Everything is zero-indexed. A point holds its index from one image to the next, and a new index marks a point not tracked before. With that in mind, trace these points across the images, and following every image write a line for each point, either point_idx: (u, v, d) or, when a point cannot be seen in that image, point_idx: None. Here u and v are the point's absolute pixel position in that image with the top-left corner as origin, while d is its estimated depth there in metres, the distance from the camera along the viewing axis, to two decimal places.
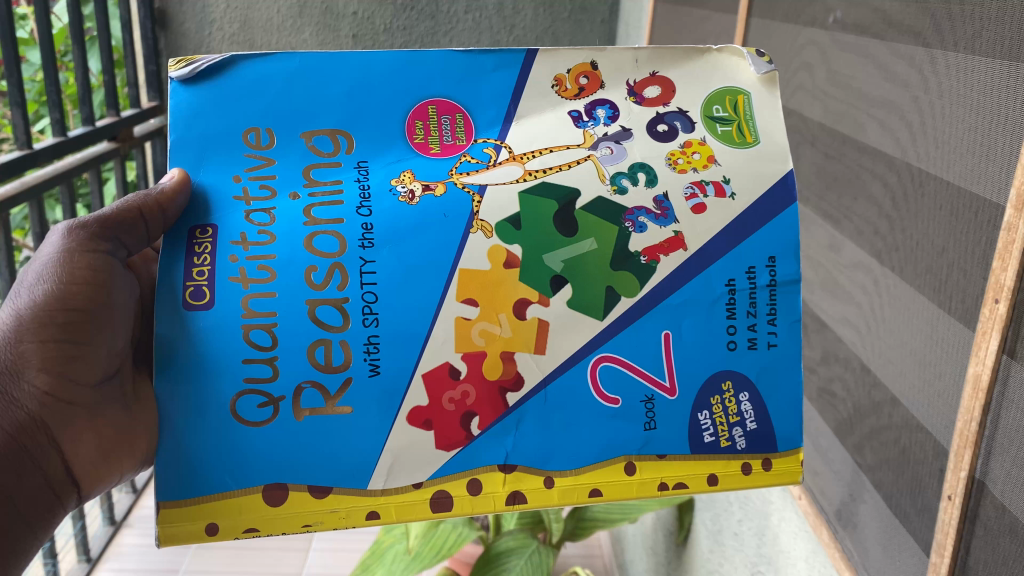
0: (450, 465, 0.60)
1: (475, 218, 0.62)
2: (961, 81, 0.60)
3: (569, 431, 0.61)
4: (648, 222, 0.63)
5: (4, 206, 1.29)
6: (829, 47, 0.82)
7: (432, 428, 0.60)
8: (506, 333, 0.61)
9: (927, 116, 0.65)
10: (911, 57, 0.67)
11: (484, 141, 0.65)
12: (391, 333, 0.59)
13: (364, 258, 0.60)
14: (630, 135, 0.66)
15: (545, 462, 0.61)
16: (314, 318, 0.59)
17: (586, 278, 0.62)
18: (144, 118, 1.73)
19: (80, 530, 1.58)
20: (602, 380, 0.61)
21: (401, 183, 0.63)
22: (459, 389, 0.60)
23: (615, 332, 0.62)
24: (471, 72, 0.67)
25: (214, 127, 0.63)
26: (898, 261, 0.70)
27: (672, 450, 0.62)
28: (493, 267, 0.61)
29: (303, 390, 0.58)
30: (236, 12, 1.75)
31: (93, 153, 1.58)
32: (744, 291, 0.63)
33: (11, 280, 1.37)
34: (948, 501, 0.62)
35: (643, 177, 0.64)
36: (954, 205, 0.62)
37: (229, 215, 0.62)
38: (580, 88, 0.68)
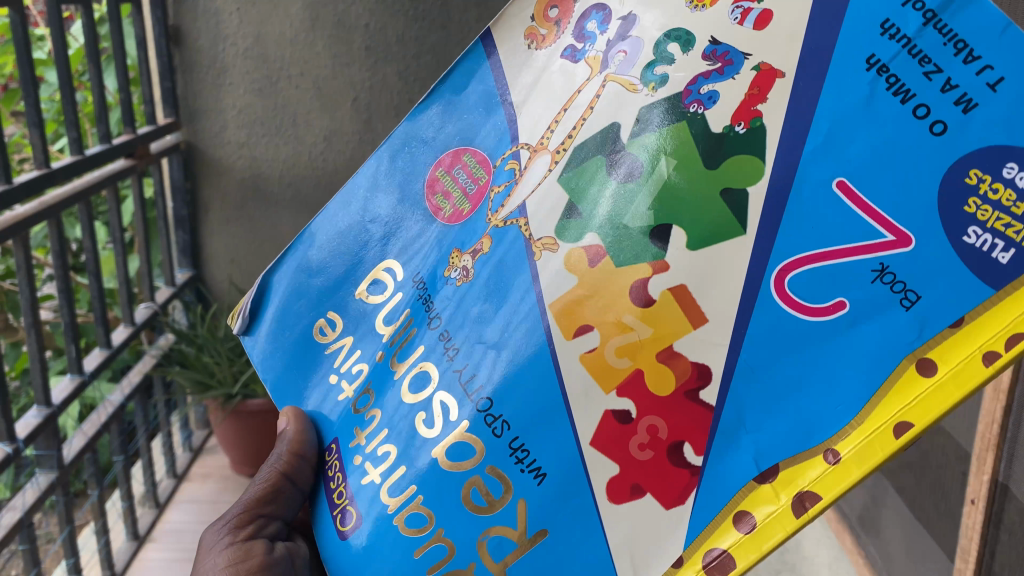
0: (698, 517, 0.51)
1: (534, 251, 0.60)
2: None
3: (800, 388, 0.49)
4: (716, 85, 0.54)
5: (22, 227, 1.30)
6: None
7: (646, 490, 0.53)
8: (649, 331, 0.54)
9: None
10: None
11: (502, 159, 0.66)
12: (521, 426, 0.57)
13: (456, 372, 0.61)
14: (633, 17, 0.60)
15: (809, 437, 0.48)
16: (446, 461, 0.59)
17: (695, 209, 0.53)
18: (160, 135, 1.75)
19: (102, 544, 1.60)
20: (792, 290, 0.50)
21: (453, 268, 0.65)
22: (643, 430, 0.54)
23: (776, 227, 0.50)
24: (454, 109, 0.71)
25: (291, 341, 0.73)
26: None
27: (961, 304, 0.45)
28: (579, 275, 0.57)
29: (487, 540, 0.56)
30: (249, 27, 1.73)
31: (110, 171, 1.59)
32: (900, 55, 0.47)
33: (32, 299, 1.38)
34: None
35: (675, 47, 0.56)
36: None
37: (342, 419, 0.68)
38: (557, 22, 0.66)
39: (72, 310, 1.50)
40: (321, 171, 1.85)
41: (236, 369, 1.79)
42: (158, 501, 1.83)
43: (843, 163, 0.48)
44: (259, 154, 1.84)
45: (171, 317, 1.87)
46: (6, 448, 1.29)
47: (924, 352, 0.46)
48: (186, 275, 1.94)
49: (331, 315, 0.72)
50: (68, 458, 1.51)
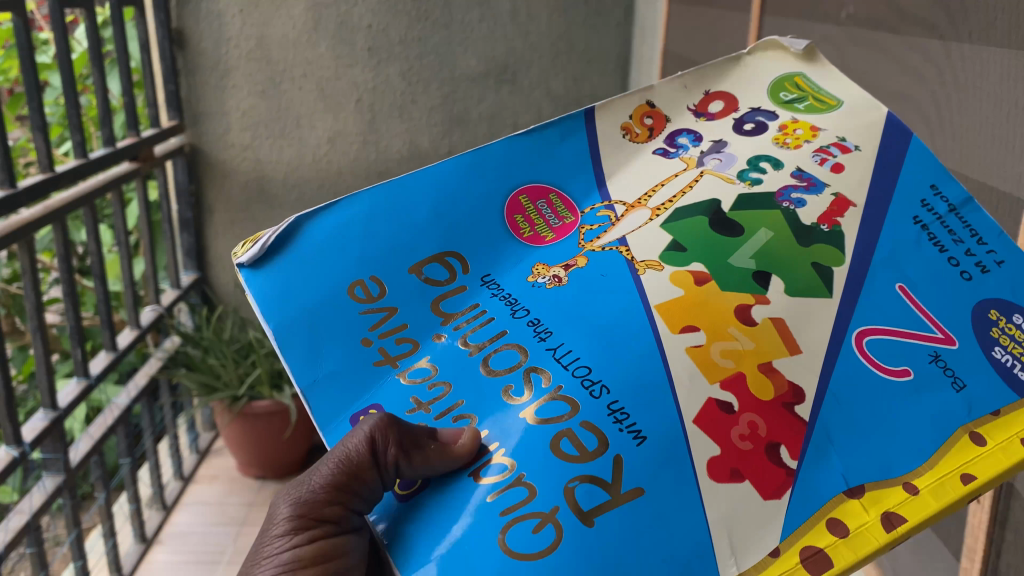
0: (792, 517, 0.37)
1: (634, 264, 0.48)
2: (978, 72, 0.57)
3: (881, 426, 0.39)
4: (804, 196, 0.49)
5: (27, 232, 1.30)
6: (843, 43, 0.80)
7: (745, 479, 0.39)
8: (732, 328, 0.43)
9: (945, 111, 0.62)
10: (927, 51, 0.64)
11: (592, 209, 0.53)
12: (630, 394, 0.41)
13: (555, 349, 0.44)
14: (725, 143, 0.54)
15: (888, 469, 0.38)
16: (536, 420, 0.41)
17: (789, 269, 0.46)
18: (165, 138, 1.74)
19: (110, 547, 1.60)
20: (872, 354, 0.42)
21: (539, 276, 0.49)
22: (743, 422, 0.40)
23: (853, 300, 0.44)
24: (540, 150, 0.56)
25: (312, 291, 0.50)
26: None
27: (1006, 403, 0.40)
28: (686, 291, 0.45)
29: (574, 489, 0.38)
30: (252, 29, 1.74)
31: (115, 174, 1.59)
32: (938, 221, 0.46)
33: (39, 303, 1.38)
34: (976, 505, 0.56)
35: (768, 164, 0.51)
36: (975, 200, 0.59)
37: (383, 389, 0.47)
38: (648, 130, 0.57)
39: (77, 314, 1.50)
40: (324, 172, 1.85)
41: (242, 371, 1.80)
42: (167, 503, 1.83)
43: (890, 271, 0.45)
44: (263, 156, 1.84)
45: (177, 319, 1.88)
46: (12, 452, 1.29)
47: (967, 428, 0.39)
48: (191, 277, 1.94)
49: (374, 276, 0.50)
50: (75, 462, 1.51)
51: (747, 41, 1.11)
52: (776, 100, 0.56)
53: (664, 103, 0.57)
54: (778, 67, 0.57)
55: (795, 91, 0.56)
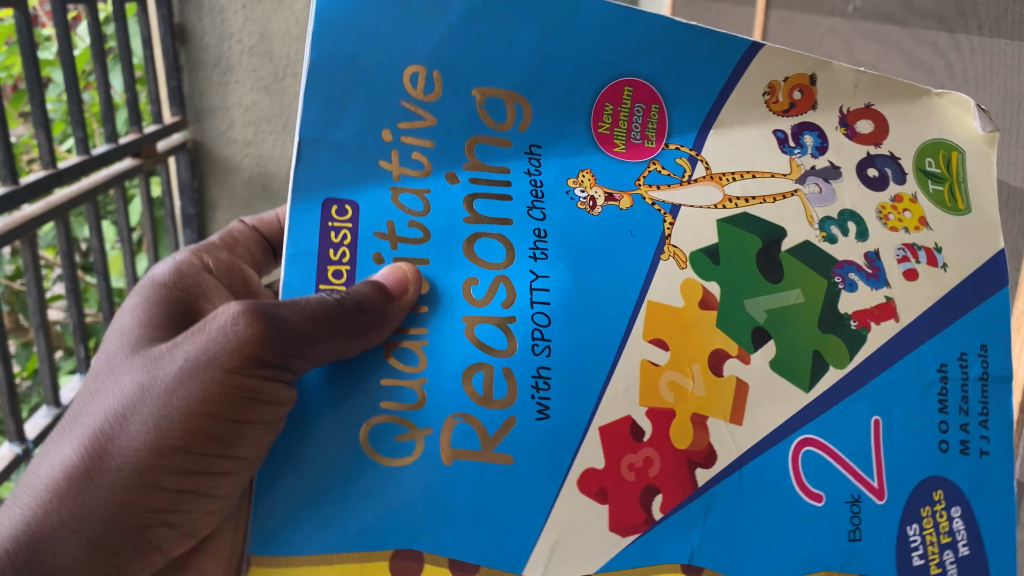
0: (623, 554, 0.54)
1: (665, 243, 0.60)
2: (989, 70, 0.60)
3: (764, 523, 0.55)
4: (858, 280, 0.61)
5: (29, 229, 1.30)
6: (849, 36, 0.79)
7: (607, 500, 0.55)
8: (697, 363, 0.58)
9: (956, 106, 0.62)
10: (935, 44, 0.66)
11: (676, 147, 0.62)
12: (562, 364, 0.56)
13: (534, 272, 0.58)
14: (839, 174, 0.63)
15: (735, 567, 0.55)
16: (473, 337, 0.57)
17: (790, 338, 0.59)
18: (167, 134, 1.74)
19: None
20: (803, 468, 0.56)
21: (579, 187, 0.60)
22: (641, 455, 0.56)
23: (818, 412, 0.57)
24: (684, 59, 0.62)
25: (383, 56, 0.58)
26: None
27: (876, 568, 0.55)
28: (686, 304, 0.58)
29: (455, 423, 0.55)
30: (254, 25, 1.73)
31: (118, 171, 1.59)
32: (955, 381, 0.59)
33: (41, 300, 1.38)
34: None
35: (852, 228, 0.62)
36: None
37: (376, 191, 0.58)
38: (790, 104, 0.63)
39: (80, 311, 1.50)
40: None
41: None
42: None
43: (872, 404, 0.58)
44: (265, 152, 1.82)
45: None
46: (15, 449, 1.30)
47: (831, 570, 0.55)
48: None
49: (435, 74, 0.59)
50: None
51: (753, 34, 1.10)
52: (920, 164, 0.64)
53: (825, 99, 0.64)
54: (950, 130, 0.64)
55: (941, 166, 0.63)
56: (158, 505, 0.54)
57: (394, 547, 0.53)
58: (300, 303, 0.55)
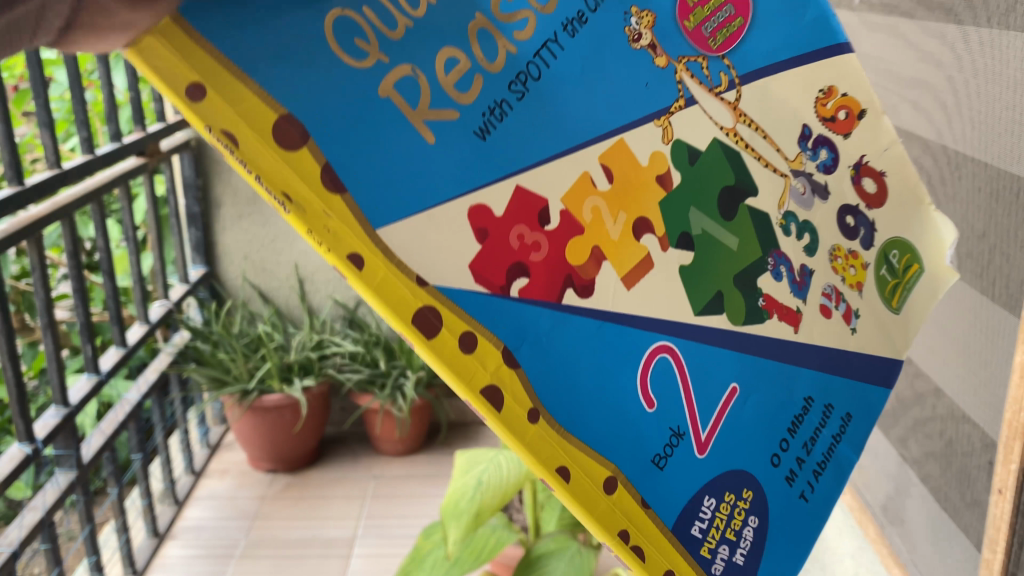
0: (460, 294, 0.32)
1: (666, 115, 0.39)
2: (996, 58, 0.57)
3: (599, 411, 0.35)
4: (785, 277, 0.43)
5: (35, 229, 1.30)
6: (858, 29, 0.79)
7: (483, 244, 0.34)
8: (626, 212, 0.37)
9: (963, 96, 0.61)
10: (943, 35, 0.63)
11: (728, 64, 0.42)
12: (511, 131, 0.35)
13: (557, 40, 0.36)
14: (825, 197, 0.46)
15: (552, 386, 0.34)
16: (469, 29, 0.35)
17: (703, 270, 0.40)
18: (171, 133, 1.75)
19: (123, 542, 1.61)
20: (651, 383, 0.37)
21: (640, 13, 0.39)
22: (534, 234, 0.35)
23: (711, 341, 0.39)
24: (787, 3, 0.44)
25: None
26: None
27: (657, 506, 0.36)
28: (645, 166, 0.38)
29: (401, 74, 0.33)
30: None
31: (122, 170, 1.59)
32: (812, 423, 0.43)
33: (48, 300, 1.38)
34: (998, 495, 0.55)
35: (807, 238, 0.45)
36: (993, 187, 0.57)
37: None
38: (832, 119, 0.46)
39: (86, 310, 1.50)
40: None
41: (252, 365, 1.81)
42: (178, 498, 1.85)
43: (743, 364, 0.40)
44: None
45: (187, 314, 1.89)
46: (25, 448, 1.30)
47: (611, 468, 0.35)
48: (200, 272, 1.95)
49: None
50: (87, 458, 1.51)
51: None
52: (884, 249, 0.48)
53: (858, 138, 0.48)
54: (920, 239, 0.50)
55: (899, 268, 0.49)
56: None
57: (338, 155, 0.31)
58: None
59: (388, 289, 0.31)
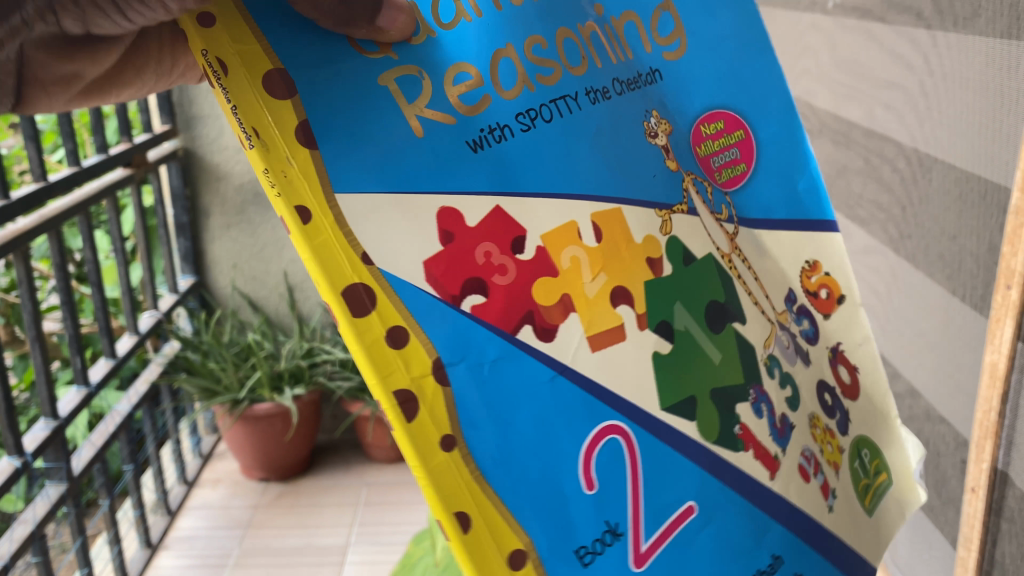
0: (407, 292, 0.34)
1: (666, 211, 0.44)
2: (962, 62, 0.57)
3: (522, 472, 0.35)
4: (766, 416, 0.44)
5: (21, 242, 1.30)
6: (833, 31, 0.79)
7: (444, 245, 0.35)
8: (605, 274, 0.40)
9: (932, 99, 0.62)
10: (914, 38, 0.64)
11: (727, 197, 0.48)
12: (514, 152, 0.38)
13: (579, 96, 0.41)
14: (806, 359, 0.49)
15: (482, 426, 0.34)
16: (492, 59, 0.39)
17: (684, 375, 0.41)
18: (157, 142, 1.75)
19: (116, 553, 1.61)
20: (596, 463, 0.37)
21: (654, 120, 0.45)
22: (497, 262, 0.37)
23: (671, 438, 0.39)
24: (787, 157, 0.51)
25: None
26: (910, 250, 0.66)
27: None
28: (639, 243, 0.42)
29: (418, 75, 0.37)
30: None
31: (109, 181, 1.59)
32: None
33: (36, 312, 1.38)
34: (971, 494, 0.55)
35: (789, 389, 0.46)
36: (962, 190, 0.58)
37: None
38: (813, 293, 0.51)
39: (75, 322, 1.50)
40: None
41: (242, 375, 1.81)
42: (171, 508, 1.84)
43: (705, 487, 0.40)
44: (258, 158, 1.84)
45: (176, 324, 1.89)
46: (15, 462, 1.29)
47: (522, 542, 0.35)
48: (189, 281, 1.94)
49: None
50: (78, 470, 1.51)
51: None
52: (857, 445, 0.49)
53: (840, 324, 0.51)
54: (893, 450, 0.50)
55: (870, 469, 0.49)
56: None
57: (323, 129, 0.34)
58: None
59: (325, 249, 0.33)
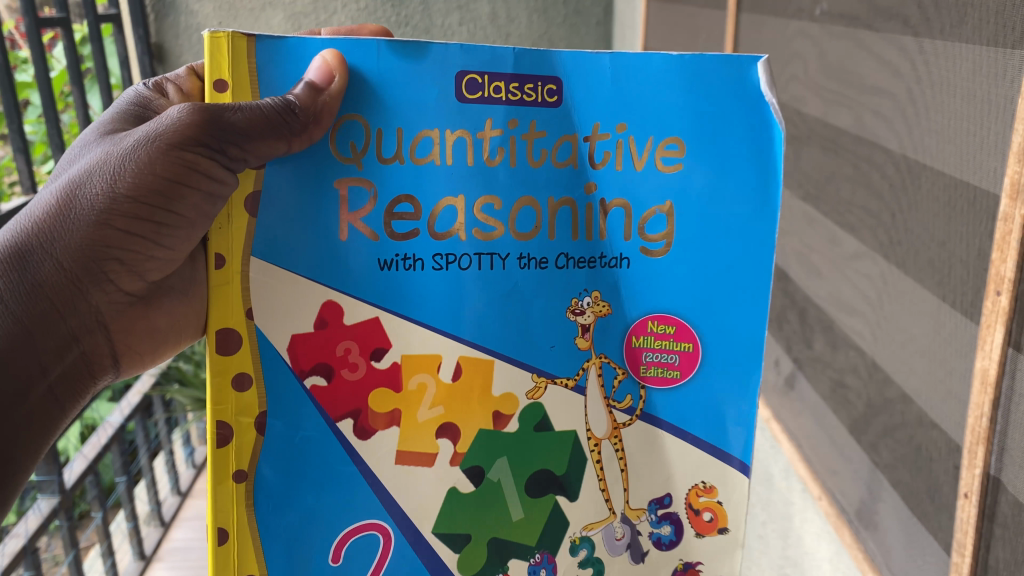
0: (276, 387, 0.55)
1: (548, 378, 0.58)
2: (949, 69, 0.58)
3: (297, 518, 0.56)
4: (545, 569, 0.61)
5: None
6: (821, 39, 0.80)
7: (318, 331, 0.55)
8: (441, 409, 0.57)
9: (920, 106, 0.62)
10: (902, 46, 0.64)
11: (644, 392, 0.60)
12: (422, 283, 0.56)
13: (512, 253, 0.56)
14: (641, 549, 0.61)
15: (282, 479, 0.56)
16: (444, 206, 0.55)
17: (478, 514, 0.59)
18: None
19: (108, 566, 1.61)
20: (345, 545, 0.57)
21: (585, 298, 0.58)
22: (353, 371, 0.56)
23: (422, 550, 0.59)
24: (726, 386, 0.60)
25: (730, 147, 0.56)
26: (900, 255, 0.66)
27: None
28: (494, 395, 0.58)
29: (389, 211, 0.54)
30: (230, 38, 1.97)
31: None
32: None
33: None
34: (964, 500, 0.55)
35: (590, 562, 0.61)
36: (951, 196, 0.58)
37: (583, 117, 0.55)
38: (694, 508, 0.61)
39: None
40: None
41: None
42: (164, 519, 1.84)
43: None
44: None
45: None
46: None
47: (257, 566, 0.56)
48: None
49: (677, 160, 0.56)
50: (70, 483, 1.50)
51: (723, 39, 1.12)
52: None
53: (711, 543, 0.62)
54: None
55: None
56: (113, 240, 0.55)
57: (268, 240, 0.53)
58: (248, 104, 0.53)
59: (219, 297, 0.53)
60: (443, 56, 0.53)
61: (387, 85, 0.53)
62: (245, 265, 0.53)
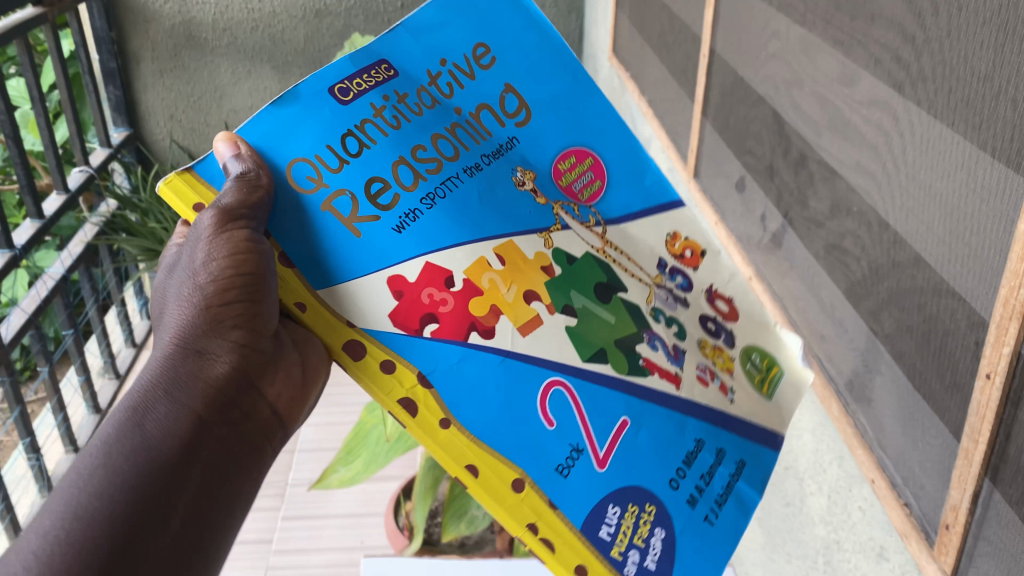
0: (393, 340, 0.49)
1: (547, 230, 0.55)
2: None
3: (507, 436, 0.48)
4: (661, 351, 0.55)
5: None
6: None
7: (397, 297, 0.49)
8: (518, 285, 0.52)
9: None
10: None
11: (593, 210, 0.58)
12: (422, 228, 0.51)
13: (457, 175, 0.53)
14: (682, 305, 0.59)
15: (452, 400, 0.48)
16: (392, 164, 0.52)
17: (585, 333, 0.53)
18: None
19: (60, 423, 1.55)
20: (550, 408, 0.49)
21: (524, 179, 0.56)
22: (439, 292, 0.50)
23: (604, 383, 0.51)
24: (634, 173, 0.59)
25: (516, 28, 0.58)
26: (925, 94, 0.55)
27: (566, 507, 0.48)
28: (532, 255, 0.54)
29: (346, 194, 0.51)
30: None
31: (16, 20, 1.41)
32: (703, 465, 0.52)
33: None
34: (985, 381, 0.48)
35: (674, 328, 0.57)
36: (1002, 18, 0.47)
37: (411, 65, 0.56)
38: (682, 254, 0.60)
39: None
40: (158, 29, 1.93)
41: None
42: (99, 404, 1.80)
43: (627, 405, 0.51)
44: None
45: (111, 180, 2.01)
46: None
47: (519, 472, 0.47)
48: (122, 133, 2.11)
49: (490, 57, 0.57)
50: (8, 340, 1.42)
51: None
52: (746, 355, 0.59)
53: (703, 272, 0.60)
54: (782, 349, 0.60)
55: (762, 366, 0.59)
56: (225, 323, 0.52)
57: (314, 272, 0.50)
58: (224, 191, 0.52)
59: (320, 323, 0.49)
60: (310, 87, 0.53)
61: (286, 137, 0.52)
62: (317, 291, 0.50)
